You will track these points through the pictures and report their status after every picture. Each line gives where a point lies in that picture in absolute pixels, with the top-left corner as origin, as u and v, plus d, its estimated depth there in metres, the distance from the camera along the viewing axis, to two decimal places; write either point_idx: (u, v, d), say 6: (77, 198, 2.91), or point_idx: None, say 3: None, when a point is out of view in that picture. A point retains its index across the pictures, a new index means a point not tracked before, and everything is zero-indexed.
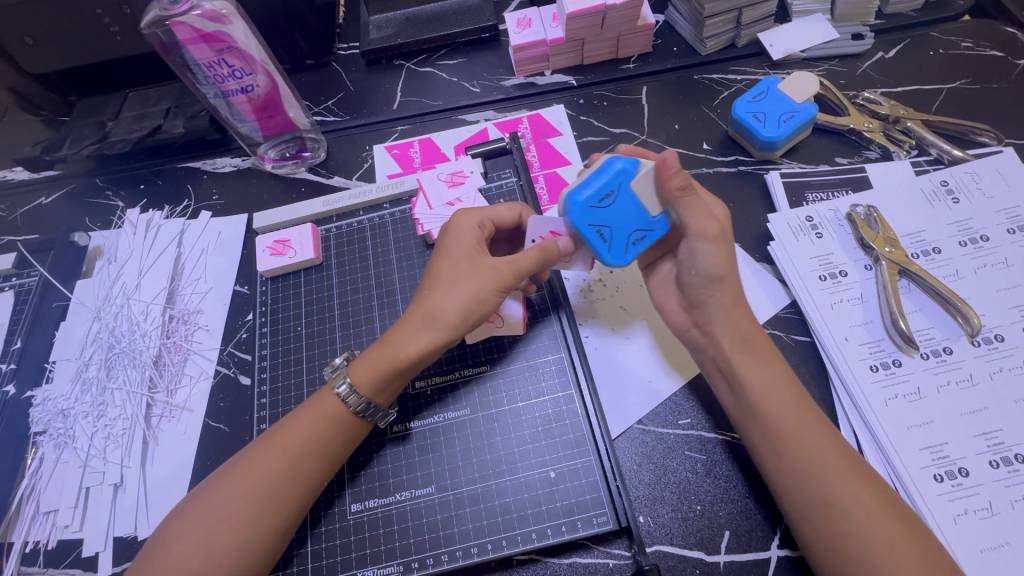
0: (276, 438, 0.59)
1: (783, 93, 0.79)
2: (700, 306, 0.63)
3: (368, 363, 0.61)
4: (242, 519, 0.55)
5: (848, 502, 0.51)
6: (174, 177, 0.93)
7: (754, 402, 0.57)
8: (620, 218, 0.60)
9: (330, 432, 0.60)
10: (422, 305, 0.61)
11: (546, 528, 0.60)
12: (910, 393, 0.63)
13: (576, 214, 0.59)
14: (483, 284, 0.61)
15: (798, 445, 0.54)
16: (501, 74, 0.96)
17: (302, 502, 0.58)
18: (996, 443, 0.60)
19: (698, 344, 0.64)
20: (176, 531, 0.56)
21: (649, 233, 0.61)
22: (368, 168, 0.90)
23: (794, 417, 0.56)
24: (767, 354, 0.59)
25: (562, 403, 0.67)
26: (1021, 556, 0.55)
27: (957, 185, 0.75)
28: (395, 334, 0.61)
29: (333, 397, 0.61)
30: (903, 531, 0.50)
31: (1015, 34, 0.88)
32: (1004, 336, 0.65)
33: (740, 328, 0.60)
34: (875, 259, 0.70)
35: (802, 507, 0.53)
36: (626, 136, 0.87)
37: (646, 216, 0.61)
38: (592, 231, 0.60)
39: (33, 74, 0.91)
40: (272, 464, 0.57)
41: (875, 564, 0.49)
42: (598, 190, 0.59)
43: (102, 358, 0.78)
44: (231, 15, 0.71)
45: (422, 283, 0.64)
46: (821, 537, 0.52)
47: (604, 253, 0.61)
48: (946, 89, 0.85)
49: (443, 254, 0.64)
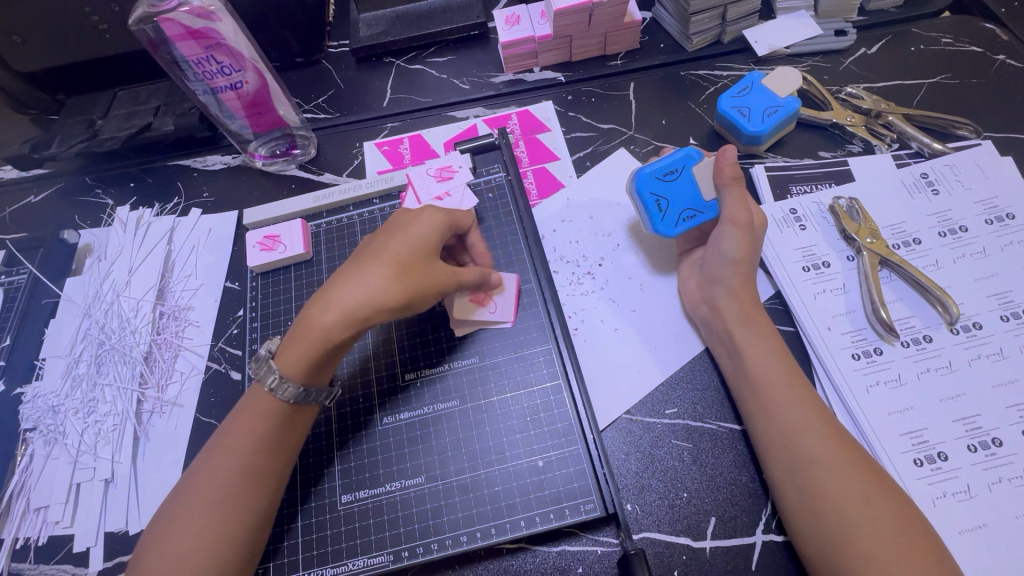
0: (222, 443, 0.59)
1: (767, 88, 0.81)
2: (713, 281, 0.68)
3: (298, 345, 0.60)
4: (210, 523, 0.56)
5: (826, 455, 0.55)
6: (165, 175, 0.93)
7: (750, 363, 0.62)
8: (680, 193, 0.71)
9: (274, 429, 0.60)
10: (355, 288, 0.59)
11: (535, 516, 0.61)
12: (891, 380, 0.65)
13: (641, 181, 0.71)
14: (417, 283, 0.61)
15: (783, 407, 0.58)
16: (491, 71, 0.97)
17: (264, 502, 0.58)
18: (974, 428, 0.61)
19: (705, 319, 0.68)
20: (151, 543, 0.56)
21: (699, 214, 0.70)
22: (359, 164, 0.91)
23: (780, 377, 0.61)
24: (765, 327, 0.65)
25: (550, 393, 0.67)
26: (999, 536, 0.56)
27: (937, 177, 0.76)
28: (322, 313, 0.59)
29: (265, 393, 0.61)
30: (879, 491, 0.53)
31: (993, 30, 0.90)
32: (982, 323, 0.66)
33: (744, 305, 0.66)
34: (858, 250, 0.72)
35: (782, 462, 0.57)
36: (614, 131, 0.88)
37: (699, 198, 0.70)
38: (650, 198, 0.71)
39: (21, 72, 0.91)
40: (223, 469, 0.58)
41: (854, 518, 0.52)
42: (665, 166, 0.71)
43: (93, 354, 0.78)
44: (220, 12, 0.71)
45: (359, 259, 0.63)
46: (796, 488, 0.55)
47: (656, 221, 0.71)
48: (927, 84, 0.86)
49: (389, 241, 0.63)
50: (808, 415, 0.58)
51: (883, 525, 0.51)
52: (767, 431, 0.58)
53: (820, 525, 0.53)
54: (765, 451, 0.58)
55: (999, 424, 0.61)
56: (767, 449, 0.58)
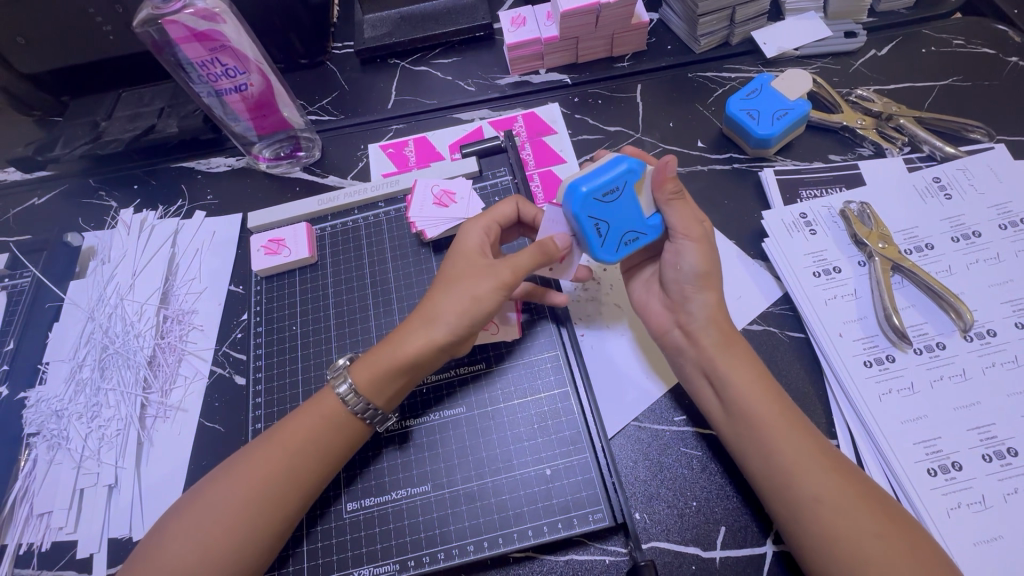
0: (274, 440, 0.59)
1: (776, 91, 0.80)
2: (683, 304, 0.65)
3: (369, 363, 0.61)
4: (245, 520, 0.55)
5: (829, 494, 0.52)
6: (168, 177, 0.92)
7: (737, 397, 0.58)
8: (620, 214, 0.62)
9: (332, 439, 0.59)
10: (425, 307, 0.62)
11: (543, 525, 0.61)
12: (904, 388, 0.64)
13: (579, 204, 0.59)
14: (470, 284, 0.61)
15: (781, 440, 0.55)
16: (496, 73, 0.96)
17: (300, 505, 0.58)
18: (989, 437, 0.60)
19: (678, 346, 0.65)
20: (172, 533, 0.55)
21: (642, 235, 0.64)
22: (363, 167, 0.90)
23: (771, 409, 0.57)
24: (745, 353, 0.62)
25: (559, 400, 0.67)
26: (1014, 549, 0.55)
27: (950, 181, 0.75)
28: (398, 334, 0.62)
29: (334, 398, 0.61)
30: (888, 525, 0.51)
31: (1006, 32, 0.89)
32: (996, 331, 0.65)
33: (721, 329, 0.62)
34: (869, 255, 0.70)
35: (787, 500, 0.54)
36: (621, 134, 0.87)
37: (641, 218, 0.63)
38: (590, 223, 0.60)
39: (24, 73, 0.90)
40: (268, 464, 0.57)
41: (860, 554, 0.50)
42: (604, 185, 0.59)
43: (97, 358, 0.78)
44: (224, 13, 0.71)
45: (430, 287, 0.65)
46: (808, 532, 0.52)
47: (598, 248, 0.62)
48: (938, 86, 0.85)
49: (448, 260, 0.65)
50: (806, 450, 0.55)
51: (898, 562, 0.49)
52: (765, 466, 0.56)
53: (832, 564, 0.51)
54: (764, 485, 0.56)
55: (1014, 433, 0.60)
56: (767, 486, 0.55)
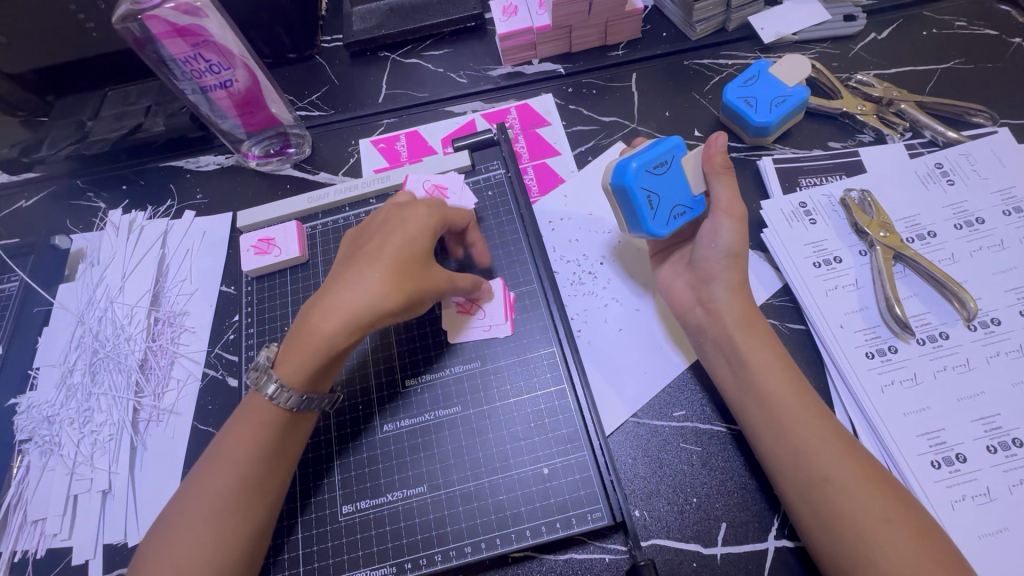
0: (224, 444, 0.58)
1: (775, 77, 0.78)
2: (708, 281, 0.64)
3: (300, 348, 0.58)
4: (218, 527, 0.54)
5: (842, 474, 0.52)
6: (157, 177, 0.90)
7: (751, 376, 0.58)
8: (670, 189, 0.64)
9: (280, 430, 0.59)
10: (360, 290, 0.58)
11: (541, 525, 0.60)
12: (907, 379, 0.63)
13: (632, 175, 0.62)
14: (417, 282, 0.60)
15: (794, 420, 0.55)
16: (489, 63, 0.94)
17: (269, 499, 0.57)
18: (994, 428, 0.59)
19: (700, 324, 0.64)
20: (152, 551, 0.55)
21: (690, 211, 0.66)
22: (355, 162, 0.88)
23: (790, 392, 0.57)
24: (766, 333, 0.61)
25: (555, 398, 0.66)
26: (1018, 541, 0.54)
27: (953, 167, 0.73)
28: (328, 317, 0.58)
29: (264, 400, 0.59)
30: (897, 508, 0.50)
31: (1009, 12, 0.87)
32: (1000, 319, 0.64)
33: (744, 308, 0.62)
34: (870, 244, 0.69)
35: (798, 482, 0.53)
36: (616, 125, 0.86)
37: (688, 193, 0.65)
38: (642, 195, 0.63)
39: (8, 73, 0.88)
40: (224, 477, 0.56)
41: (867, 537, 0.49)
42: (656, 159, 0.63)
43: (87, 362, 0.77)
44: (207, 7, 0.68)
45: (358, 262, 0.61)
46: (815, 510, 0.52)
47: (649, 219, 0.63)
48: (940, 70, 0.83)
49: (389, 239, 0.61)
50: (817, 430, 0.54)
51: (908, 546, 0.48)
52: (776, 443, 0.55)
53: (838, 544, 0.50)
54: (774, 466, 0.55)
55: (1020, 424, 0.59)
56: (779, 468, 0.55)
